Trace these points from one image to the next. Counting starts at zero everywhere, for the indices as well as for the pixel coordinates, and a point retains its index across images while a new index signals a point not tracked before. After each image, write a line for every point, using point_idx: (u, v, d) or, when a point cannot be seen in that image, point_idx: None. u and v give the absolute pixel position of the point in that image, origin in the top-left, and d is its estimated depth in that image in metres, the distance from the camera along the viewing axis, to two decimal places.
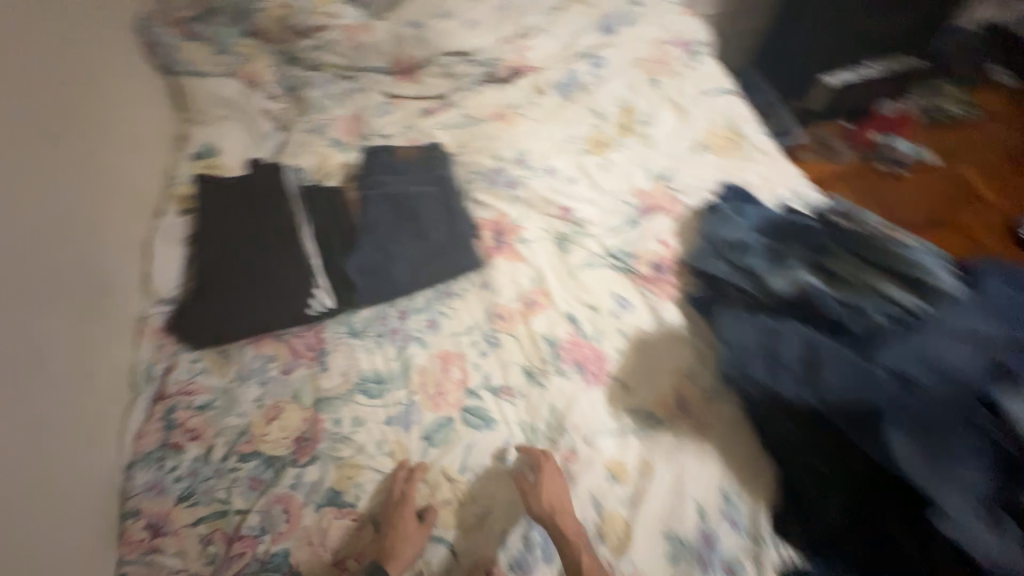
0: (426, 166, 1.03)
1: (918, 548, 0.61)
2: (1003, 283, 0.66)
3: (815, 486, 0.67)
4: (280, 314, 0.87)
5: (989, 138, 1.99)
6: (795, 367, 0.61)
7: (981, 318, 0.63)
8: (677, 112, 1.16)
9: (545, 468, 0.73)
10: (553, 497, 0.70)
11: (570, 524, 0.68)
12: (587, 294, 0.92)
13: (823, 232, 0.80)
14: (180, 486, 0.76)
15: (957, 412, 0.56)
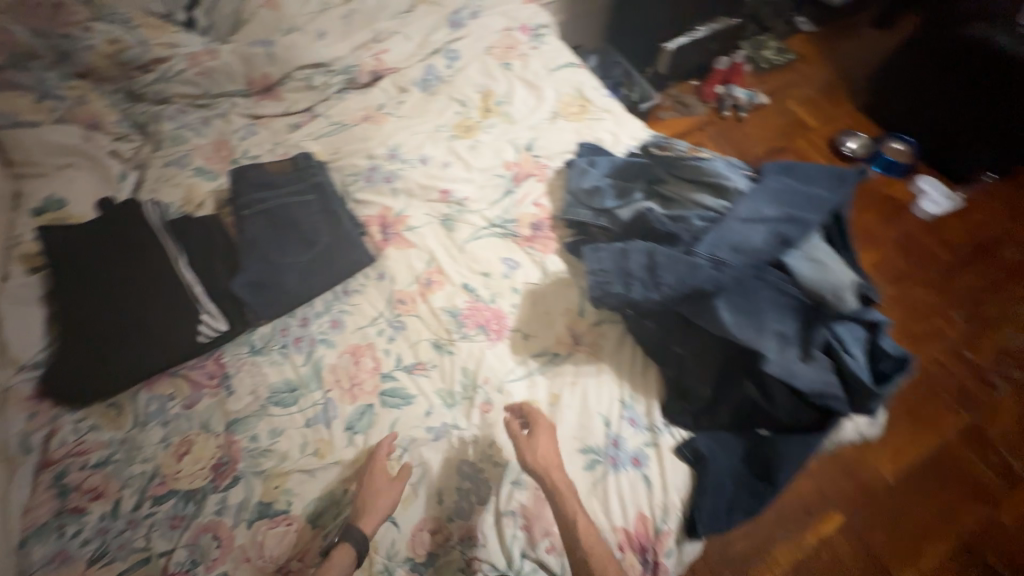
0: (299, 176, 1.04)
1: (767, 398, 0.75)
2: (780, 175, 0.83)
3: (685, 372, 0.81)
4: (169, 349, 0.84)
5: (802, 76, 2.37)
6: (642, 276, 0.74)
7: (769, 204, 0.78)
8: (531, 88, 1.27)
9: (541, 425, 0.78)
10: (544, 453, 0.75)
11: (556, 470, 0.73)
12: (478, 263, 0.99)
13: (653, 165, 0.94)
14: (89, 549, 0.71)
15: (761, 279, 0.71)
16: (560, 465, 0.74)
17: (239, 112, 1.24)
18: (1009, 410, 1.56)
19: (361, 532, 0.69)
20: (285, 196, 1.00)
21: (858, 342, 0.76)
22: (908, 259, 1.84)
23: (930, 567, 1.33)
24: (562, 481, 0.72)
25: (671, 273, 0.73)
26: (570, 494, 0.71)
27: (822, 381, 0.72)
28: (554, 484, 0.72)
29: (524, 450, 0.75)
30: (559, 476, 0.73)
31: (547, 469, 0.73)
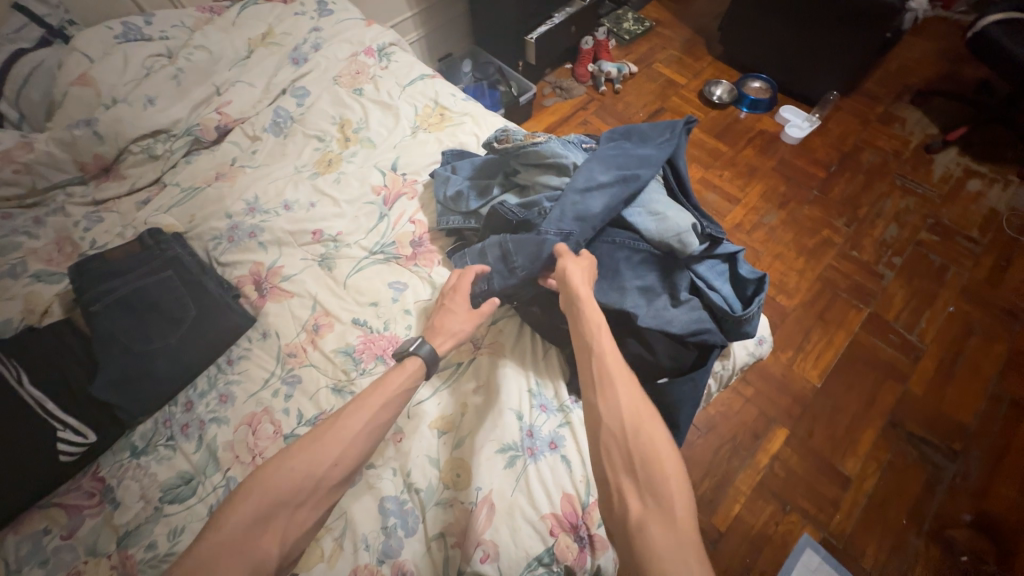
0: (153, 255, 0.97)
1: (655, 353, 0.78)
2: (613, 143, 0.90)
3: None
4: (27, 482, 0.75)
5: (664, 39, 2.52)
6: (499, 267, 0.85)
7: (603, 169, 0.85)
8: (387, 108, 1.25)
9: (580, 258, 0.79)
10: (572, 277, 0.75)
11: (583, 297, 0.73)
12: (364, 295, 0.97)
13: (501, 159, 0.98)
14: None
15: (607, 242, 0.84)
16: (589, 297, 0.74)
17: (77, 201, 1.13)
18: (898, 294, 1.73)
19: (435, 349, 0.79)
20: (138, 280, 0.93)
21: (718, 274, 0.84)
22: (789, 183, 2.00)
23: (867, 451, 1.45)
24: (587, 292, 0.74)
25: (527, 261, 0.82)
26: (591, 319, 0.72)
27: (693, 322, 0.77)
28: (583, 308, 0.73)
29: (566, 266, 0.76)
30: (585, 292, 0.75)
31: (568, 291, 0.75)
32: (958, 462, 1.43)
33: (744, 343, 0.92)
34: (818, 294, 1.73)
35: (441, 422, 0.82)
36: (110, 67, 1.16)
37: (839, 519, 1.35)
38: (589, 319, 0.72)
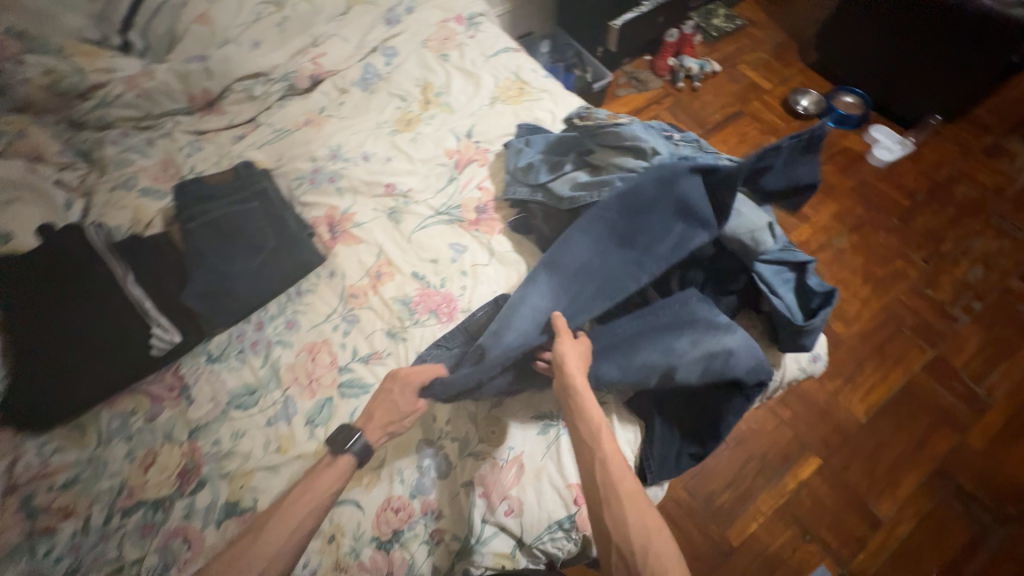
0: (244, 185, 1.05)
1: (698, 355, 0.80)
2: (597, 227, 0.84)
3: None
4: (128, 367, 0.86)
5: (755, 40, 2.39)
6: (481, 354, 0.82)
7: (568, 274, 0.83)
8: (470, 76, 1.28)
9: (581, 339, 0.79)
10: (568, 356, 0.75)
11: (573, 376, 0.73)
12: (426, 251, 1.02)
13: (580, 137, 1.00)
14: (64, 564, 0.73)
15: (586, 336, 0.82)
16: (580, 376, 0.73)
17: (183, 130, 1.24)
18: (971, 340, 1.60)
19: (368, 445, 0.75)
20: (229, 206, 1.02)
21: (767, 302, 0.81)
22: (867, 207, 1.87)
23: (907, 495, 1.37)
24: (583, 381, 0.73)
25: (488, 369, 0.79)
26: (588, 406, 0.70)
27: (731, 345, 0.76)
28: (578, 394, 0.71)
29: (562, 344, 0.76)
30: (580, 374, 0.73)
31: (562, 367, 0.74)
32: (1008, 526, 1.33)
33: (797, 358, 0.89)
34: (882, 326, 1.63)
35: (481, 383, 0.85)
36: (226, 8, 1.24)
37: (861, 558, 1.30)
38: (581, 403, 0.70)
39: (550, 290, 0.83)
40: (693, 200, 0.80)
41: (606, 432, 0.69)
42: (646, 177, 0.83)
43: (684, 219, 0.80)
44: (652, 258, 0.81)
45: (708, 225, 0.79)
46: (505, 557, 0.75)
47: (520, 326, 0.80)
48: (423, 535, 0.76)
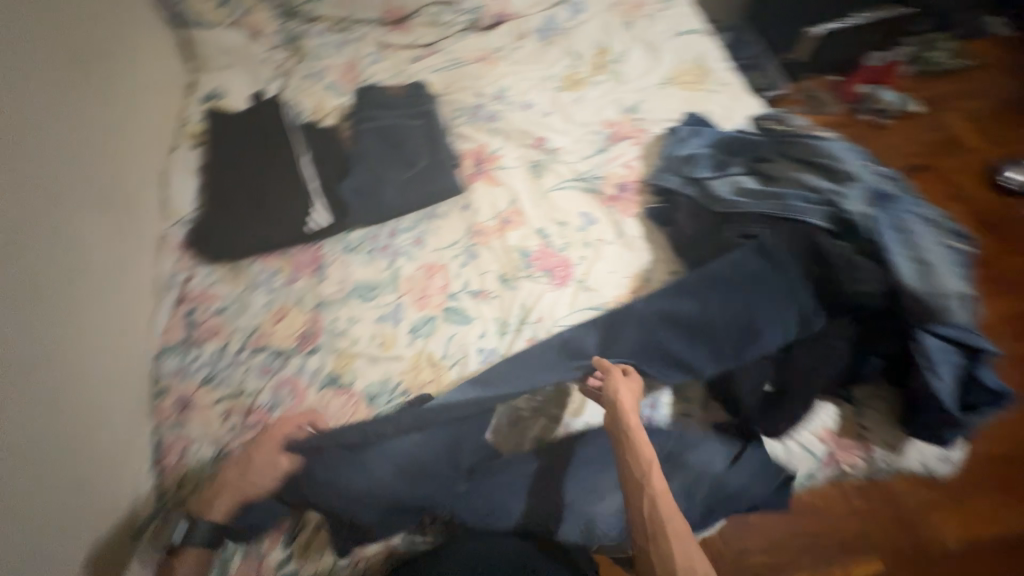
0: (415, 104, 1.12)
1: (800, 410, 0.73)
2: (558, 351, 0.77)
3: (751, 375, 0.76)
4: (284, 232, 0.99)
5: (978, 89, 2.00)
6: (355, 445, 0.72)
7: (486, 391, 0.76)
8: (650, 51, 1.22)
9: (632, 380, 0.72)
10: (624, 395, 0.70)
11: (629, 414, 0.68)
12: (556, 212, 1.02)
13: (763, 142, 0.91)
14: (202, 372, 0.88)
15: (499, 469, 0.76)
16: (636, 415, 0.68)
17: (372, 40, 1.34)
18: None
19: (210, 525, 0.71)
20: (397, 119, 1.10)
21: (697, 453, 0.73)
22: None
23: None
24: (637, 420, 0.68)
25: (363, 462, 0.71)
26: (642, 443, 0.65)
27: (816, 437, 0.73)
28: (631, 431, 0.66)
29: (618, 387, 0.70)
30: (633, 417, 0.68)
31: (616, 402, 0.69)
32: None
33: (921, 450, 0.78)
34: None
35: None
36: None
37: None
38: (636, 438, 0.65)
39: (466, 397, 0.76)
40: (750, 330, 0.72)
41: (658, 471, 0.63)
42: (791, 237, 0.74)
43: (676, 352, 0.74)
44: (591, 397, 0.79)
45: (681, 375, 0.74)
46: None
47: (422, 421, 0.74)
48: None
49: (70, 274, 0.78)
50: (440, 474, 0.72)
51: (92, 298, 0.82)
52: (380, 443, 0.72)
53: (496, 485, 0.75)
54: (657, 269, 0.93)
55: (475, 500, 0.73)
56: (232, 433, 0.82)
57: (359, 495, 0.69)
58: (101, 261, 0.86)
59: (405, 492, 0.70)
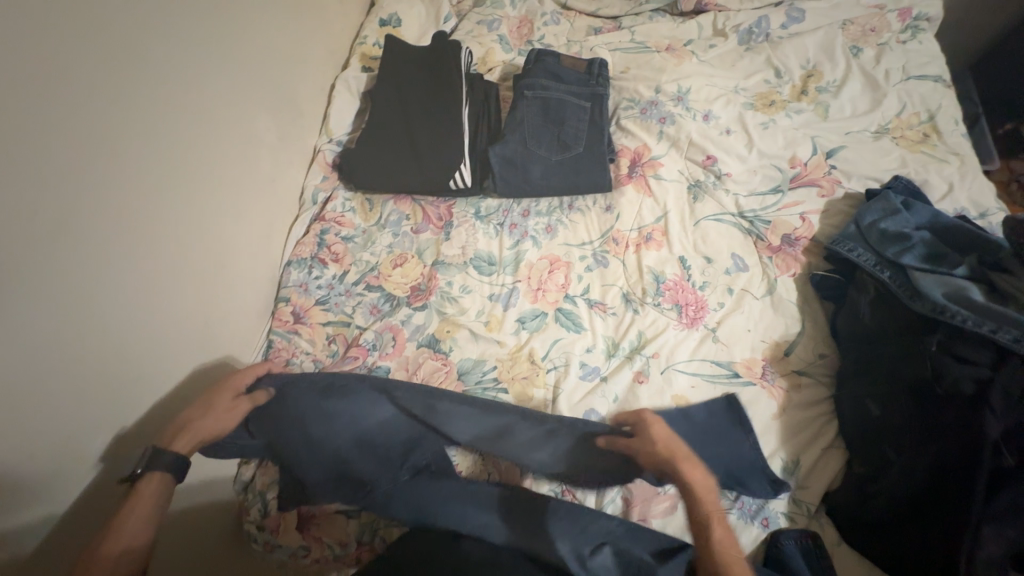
0: (589, 82, 1.03)
1: (922, 558, 0.63)
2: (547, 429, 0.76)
3: (885, 508, 0.66)
4: (423, 181, 0.97)
5: None
6: (338, 411, 0.77)
7: (458, 412, 0.77)
8: (871, 88, 1.03)
9: (643, 421, 0.72)
10: (652, 443, 0.69)
11: (676, 449, 0.68)
12: (705, 245, 0.92)
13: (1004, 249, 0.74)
14: (320, 292, 0.91)
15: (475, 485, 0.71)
16: (682, 449, 0.68)
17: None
18: None
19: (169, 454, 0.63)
20: (567, 93, 1.01)
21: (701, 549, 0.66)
22: None
23: None
24: (681, 452, 0.68)
25: (317, 420, 0.76)
26: (696, 478, 0.65)
27: None
28: (673, 463, 0.67)
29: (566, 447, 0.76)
30: (686, 459, 0.67)
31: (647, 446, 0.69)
32: None
33: None
34: None
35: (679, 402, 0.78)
36: None
37: None
38: (682, 474, 0.66)
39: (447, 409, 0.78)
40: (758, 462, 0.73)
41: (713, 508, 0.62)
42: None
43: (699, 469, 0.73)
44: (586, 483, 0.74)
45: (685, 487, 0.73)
46: None
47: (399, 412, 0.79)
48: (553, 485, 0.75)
49: (233, 179, 0.83)
50: (385, 458, 0.76)
51: (250, 204, 0.87)
52: (332, 405, 0.77)
53: (426, 487, 0.71)
54: (798, 346, 0.82)
55: (404, 497, 0.70)
56: (332, 360, 0.85)
57: (308, 446, 0.75)
58: (263, 168, 0.90)
59: (353, 458, 0.75)
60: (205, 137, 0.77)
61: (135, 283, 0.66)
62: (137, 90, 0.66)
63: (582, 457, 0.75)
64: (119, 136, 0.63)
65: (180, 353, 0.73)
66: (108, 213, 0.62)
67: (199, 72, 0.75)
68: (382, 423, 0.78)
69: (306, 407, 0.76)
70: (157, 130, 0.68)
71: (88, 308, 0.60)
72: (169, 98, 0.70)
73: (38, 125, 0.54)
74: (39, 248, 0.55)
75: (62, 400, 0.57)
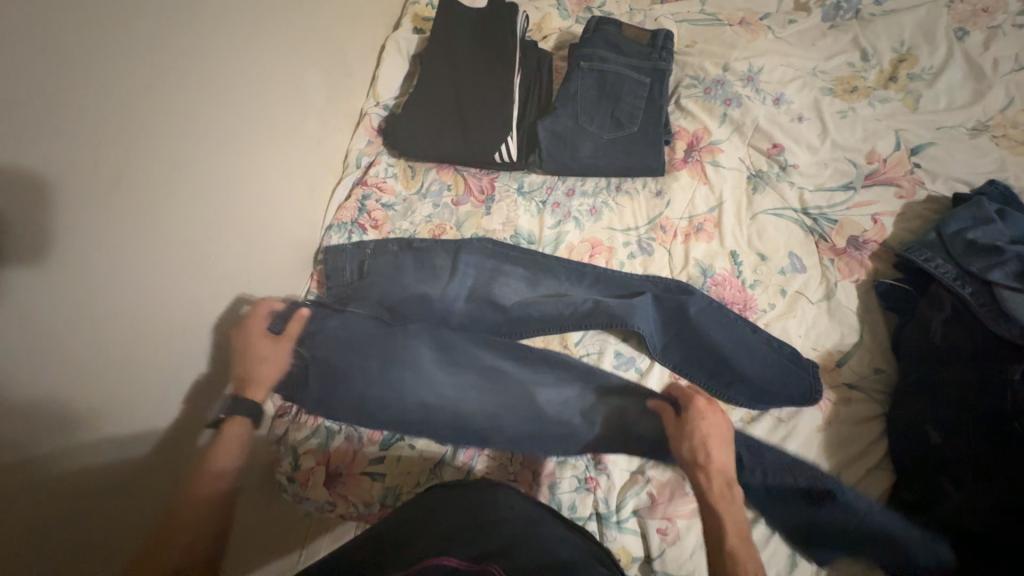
0: (651, 55, 0.96)
1: None
2: (598, 293, 0.85)
3: (932, 544, 0.62)
4: (467, 151, 0.94)
5: None
6: (418, 262, 0.86)
7: (520, 279, 0.88)
8: (973, 78, 0.91)
9: (697, 296, 0.81)
10: (699, 309, 0.80)
11: (713, 311, 0.80)
12: (761, 240, 0.85)
13: None
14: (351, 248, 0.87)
15: (496, 362, 0.80)
16: (721, 313, 0.80)
17: None
18: None
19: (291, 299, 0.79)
20: (626, 66, 0.95)
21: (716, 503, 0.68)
22: None
23: None
24: (711, 319, 0.80)
25: (402, 272, 0.84)
26: (702, 339, 0.79)
27: None
28: (699, 329, 0.79)
29: (618, 308, 0.79)
30: (715, 327, 0.79)
31: (682, 301, 0.80)
32: None
33: None
34: None
35: (721, 385, 0.78)
36: None
37: None
38: (705, 336, 0.79)
39: (518, 274, 0.88)
40: (777, 383, 0.76)
41: (718, 364, 0.78)
42: None
43: (722, 372, 0.78)
44: (617, 349, 0.81)
45: (714, 373, 0.78)
46: (627, 560, 0.68)
47: (476, 267, 0.88)
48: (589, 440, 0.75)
49: (279, 138, 0.82)
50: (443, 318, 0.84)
51: (297, 164, 0.87)
52: (410, 260, 0.86)
53: (476, 356, 0.80)
54: (853, 357, 0.77)
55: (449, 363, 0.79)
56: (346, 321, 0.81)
57: (379, 296, 0.82)
58: (310, 128, 0.89)
59: (419, 305, 0.82)
60: (254, 96, 0.75)
61: (184, 245, 0.65)
62: (197, 43, 0.64)
63: (620, 315, 0.79)
64: (170, 91, 0.61)
65: (220, 314, 0.72)
66: (166, 164, 0.61)
67: (257, 28, 0.74)
68: (458, 281, 0.86)
69: (393, 260, 0.86)
70: (206, 87, 0.66)
71: (139, 271, 0.59)
72: (220, 48, 0.68)
73: (93, 67, 0.51)
74: (95, 199, 0.53)
75: (110, 357, 0.56)
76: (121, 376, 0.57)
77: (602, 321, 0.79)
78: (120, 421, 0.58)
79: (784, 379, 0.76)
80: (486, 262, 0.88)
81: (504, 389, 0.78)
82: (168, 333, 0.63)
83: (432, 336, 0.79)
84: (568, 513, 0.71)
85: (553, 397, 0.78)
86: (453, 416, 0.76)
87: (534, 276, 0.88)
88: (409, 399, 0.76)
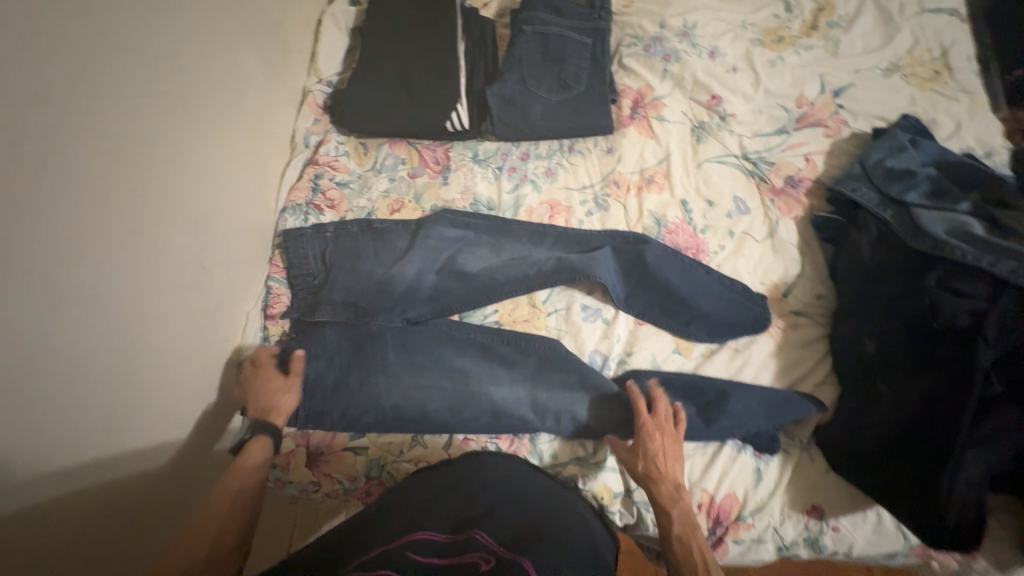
0: (590, 16, 0.98)
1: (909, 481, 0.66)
2: (559, 250, 0.87)
3: (875, 441, 0.69)
4: (419, 122, 0.93)
5: None
6: (378, 240, 0.86)
7: (483, 245, 0.88)
8: (882, 22, 0.99)
9: (652, 245, 0.84)
10: (655, 257, 0.84)
11: (669, 257, 0.84)
12: (707, 186, 0.90)
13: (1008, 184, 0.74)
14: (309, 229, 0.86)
15: (467, 329, 0.81)
16: (676, 258, 0.84)
17: None
18: None
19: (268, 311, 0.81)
20: (567, 28, 0.97)
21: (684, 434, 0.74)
22: None
23: None
24: (667, 264, 0.83)
25: (365, 251, 0.84)
26: (660, 283, 0.83)
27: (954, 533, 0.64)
28: (657, 274, 0.83)
29: (578, 261, 0.81)
30: (670, 272, 0.83)
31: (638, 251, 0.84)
32: None
33: None
34: None
35: (681, 324, 0.82)
36: None
37: None
38: (663, 280, 0.82)
39: (479, 240, 0.89)
40: (731, 316, 0.81)
41: (678, 305, 0.82)
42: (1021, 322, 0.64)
43: (682, 312, 0.82)
44: (583, 302, 0.84)
45: (676, 313, 0.82)
46: (608, 495, 0.73)
47: (436, 237, 0.87)
48: (562, 393, 0.77)
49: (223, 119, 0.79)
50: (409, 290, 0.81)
51: (243, 146, 0.84)
52: (371, 237, 0.86)
53: (449, 328, 0.81)
54: (797, 287, 0.83)
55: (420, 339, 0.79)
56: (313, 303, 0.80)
57: (341, 274, 0.81)
58: (252, 108, 0.86)
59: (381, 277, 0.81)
60: (191, 75, 0.72)
61: (129, 239, 0.61)
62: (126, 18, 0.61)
63: (582, 267, 0.81)
64: (94, 71, 0.56)
65: (182, 303, 0.69)
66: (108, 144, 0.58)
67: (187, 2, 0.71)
68: (419, 251, 0.85)
69: (354, 239, 0.86)
70: (135, 65, 0.61)
71: (85, 266, 0.55)
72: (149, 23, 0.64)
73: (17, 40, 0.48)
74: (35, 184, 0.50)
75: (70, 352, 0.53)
76: (84, 372, 0.55)
77: (566, 273, 0.81)
78: (80, 422, 0.55)
79: (738, 313, 0.81)
80: (447, 232, 0.88)
81: (476, 353, 0.79)
82: (130, 326, 0.61)
83: (399, 308, 0.79)
84: (549, 460, 0.76)
85: (523, 353, 0.79)
86: (427, 386, 0.76)
87: (496, 240, 0.89)
88: (384, 370, 0.76)
